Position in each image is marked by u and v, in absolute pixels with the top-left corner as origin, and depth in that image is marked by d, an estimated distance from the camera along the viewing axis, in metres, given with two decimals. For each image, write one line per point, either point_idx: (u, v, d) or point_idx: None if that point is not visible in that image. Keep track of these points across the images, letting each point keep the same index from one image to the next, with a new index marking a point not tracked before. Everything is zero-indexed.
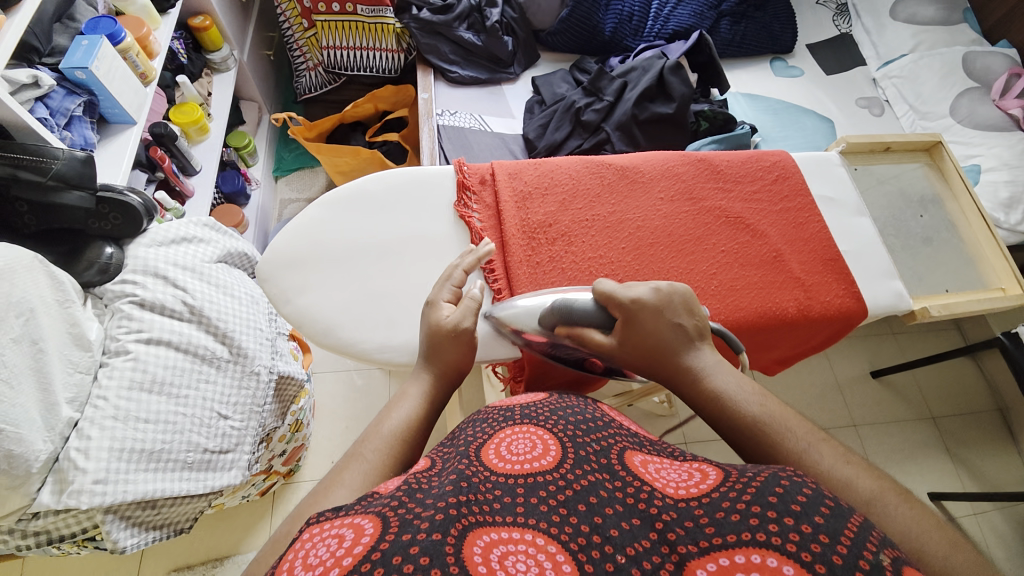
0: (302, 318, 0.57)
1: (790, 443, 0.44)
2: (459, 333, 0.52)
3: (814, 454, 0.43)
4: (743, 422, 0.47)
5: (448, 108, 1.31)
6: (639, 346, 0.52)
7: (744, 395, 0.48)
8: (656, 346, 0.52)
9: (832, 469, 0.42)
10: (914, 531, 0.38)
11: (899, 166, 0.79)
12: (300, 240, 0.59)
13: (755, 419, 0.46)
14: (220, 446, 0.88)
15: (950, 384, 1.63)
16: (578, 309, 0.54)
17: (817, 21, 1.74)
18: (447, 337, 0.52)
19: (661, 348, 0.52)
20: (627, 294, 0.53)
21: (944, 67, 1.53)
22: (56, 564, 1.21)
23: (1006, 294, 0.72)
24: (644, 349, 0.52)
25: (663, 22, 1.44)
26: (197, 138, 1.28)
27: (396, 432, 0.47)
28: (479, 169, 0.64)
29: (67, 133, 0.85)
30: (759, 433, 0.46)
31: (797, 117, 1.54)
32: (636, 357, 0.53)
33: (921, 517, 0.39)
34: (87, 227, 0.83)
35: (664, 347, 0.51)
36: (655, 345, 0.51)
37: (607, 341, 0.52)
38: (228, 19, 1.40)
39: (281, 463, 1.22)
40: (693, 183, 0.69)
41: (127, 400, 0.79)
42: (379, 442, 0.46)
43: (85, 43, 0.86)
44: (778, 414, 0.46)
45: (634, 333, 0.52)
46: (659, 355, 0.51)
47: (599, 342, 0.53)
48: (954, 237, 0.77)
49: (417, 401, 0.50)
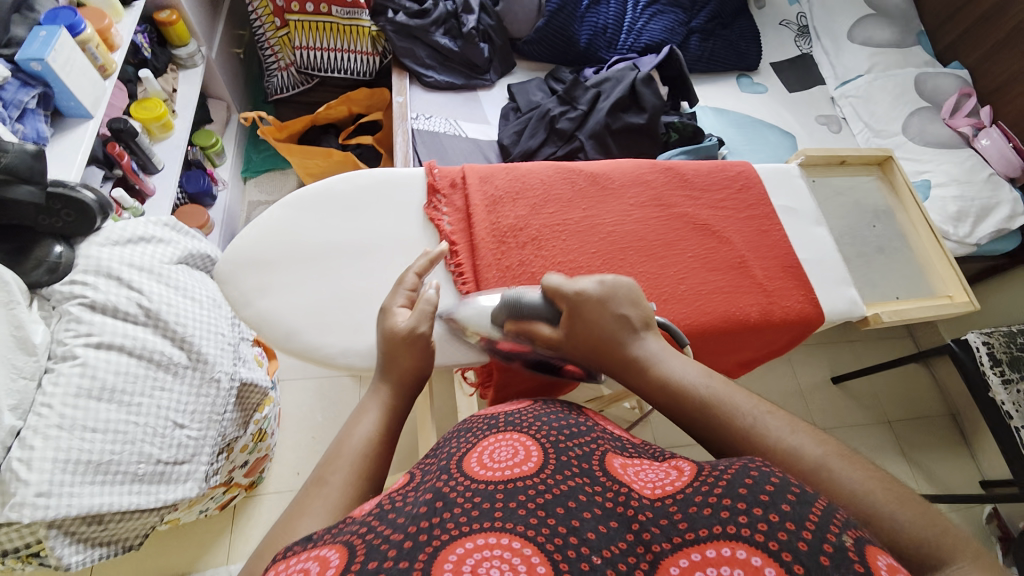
0: (263, 321, 0.55)
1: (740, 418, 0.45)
2: (417, 338, 0.51)
3: (766, 428, 0.44)
4: (692, 405, 0.47)
5: (423, 112, 1.30)
6: (584, 339, 0.52)
7: (692, 378, 0.48)
8: (602, 338, 0.51)
9: (784, 439, 0.43)
10: (864, 488, 0.39)
11: (854, 179, 0.83)
12: (264, 239, 0.57)
13: (705, 402, 0.46)
14: (175, 457, 0.84)
15: (905, 391, 1.71)
16: (524, 305, 0.54)
17: (780, 40, 1.82)
18: (403, 343, 0.51)
19: (607, 338, 0.51)
20: (569, 287, 0.53)
21: (897, 87, 1.62)
22: None
23: (953, 302, 0.76)
24: (589, 342, 0.52)
25: (636, 36, 1.48)
26: (159, 135, 1.24)
27: (360, 449, 0.45)
28: (448, 172, 0.63)
29: (19, 126, 0.80)
30: (708, 413, 0.46)
31: (761, 132, 1.61)
32: (582, 350, 0.53)
33: (866, 475, 0.40)
34: (36, 223, 0.77)
35: (609, 338, 0.51)
36: (599, 336, 0.51)
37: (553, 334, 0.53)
38: (196, 15, 1.36)
39: (243, 474, 1.18)
40: (662, 190, 0.70)
41: (74, 408, 0.74)
42: (343, 462, 0.44)
43: (43, 33, 0.82)
44: (722, 390, 0.47)
45: (577, 327, 0.52)
46: (605, 347, 0.51)
47: (546, 335, 0.54)
48: (904, 247, 0.81)
49: (378, 416, 0.48)
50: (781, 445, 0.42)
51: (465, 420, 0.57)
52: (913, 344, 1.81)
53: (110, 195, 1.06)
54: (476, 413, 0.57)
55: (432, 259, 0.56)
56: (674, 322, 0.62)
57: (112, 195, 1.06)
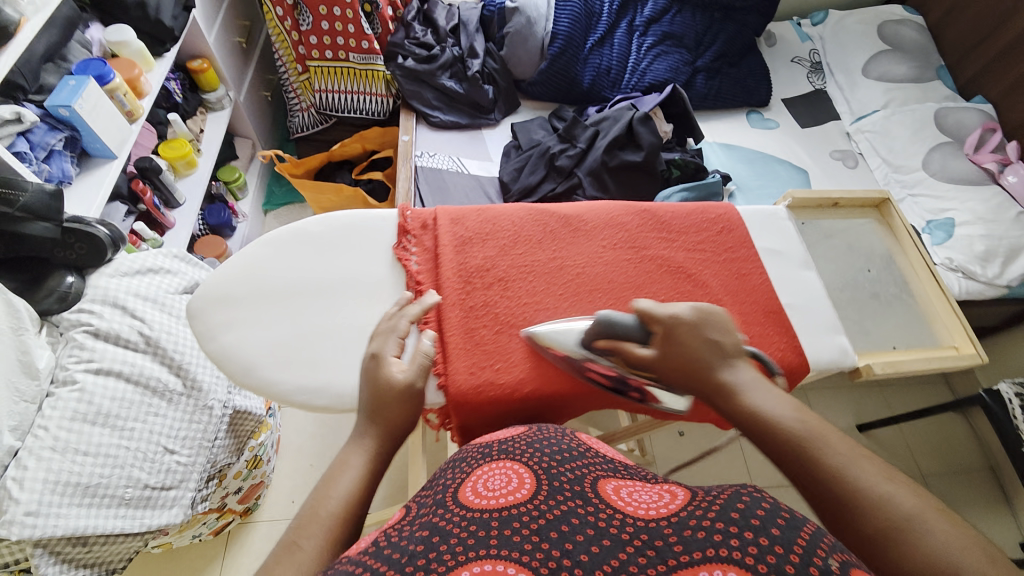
0: (224, 356, 0.55)
1: (831, 457, 0.46)
2: (413, 391, 0.52)
3: (855, 471, 0.45)
4: (783, 441, 0.49)
5: (428, 149, 1.36)
6: (673, 364, 0.54)
7: (782, 413, 0.50)
8: (691, 363, 0.54)
9: (872, 484, 0.43)
10: (954, 543, 0.39)
11: (849, 221, 0.80)
12: (236, 275, 0.58)
13: (797, 436, 0.48)
14: (163, 482, 0.86)
15: (939, 442, 1.58)
16: (620, 324, 0.56)
17: (792, 77, 1.81)
18: (398, 395, 0.51)
19: (700, 363, 0.54)
20: (664, 312, 0.56)
21: (916, 122, 1.56)
22: None
23: (959, 353, 0.70)
24: (678, 366, 0.54)
25: (640, 76, 1.51)
26: (183, 172, 1.33)
27: (338, 511, 0.44)
28: (422, 214, 0.65)
29: (45, 166, 0.89)
30: (797, 448, 0.48)
31: (771, 167, 1.58)
32: (671, 374, 0.54)
33: (961, 533, 0.40)
34: (52, 255, 0.83)
35: (699, 364, 0.54)
36: (690, 361, 0.54)
37: (645, 354, 0.55)
38: (226, 63, 1.47)
39: (237, 501, 1.19)
40: (636, 232, 0.70)
41: (68, 431, 0.78)
42: (319, 526, 0.42)
43: (72, 82, 0.91)
44: (817, 430, 0.48)
45: (667, 350, 0.55)
46: (698, 372, 0.54)
47: (638, 354, 0.55)
48: (905, 292, 0.76)
49: (350, 474, 0.47)
50: (872, 492, 0.43)
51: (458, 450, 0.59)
52: (949, 391, 1.68)
53: (131, 228, 1.14)
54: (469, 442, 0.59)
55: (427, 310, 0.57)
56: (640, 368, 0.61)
57: (133, 228, 1.14)
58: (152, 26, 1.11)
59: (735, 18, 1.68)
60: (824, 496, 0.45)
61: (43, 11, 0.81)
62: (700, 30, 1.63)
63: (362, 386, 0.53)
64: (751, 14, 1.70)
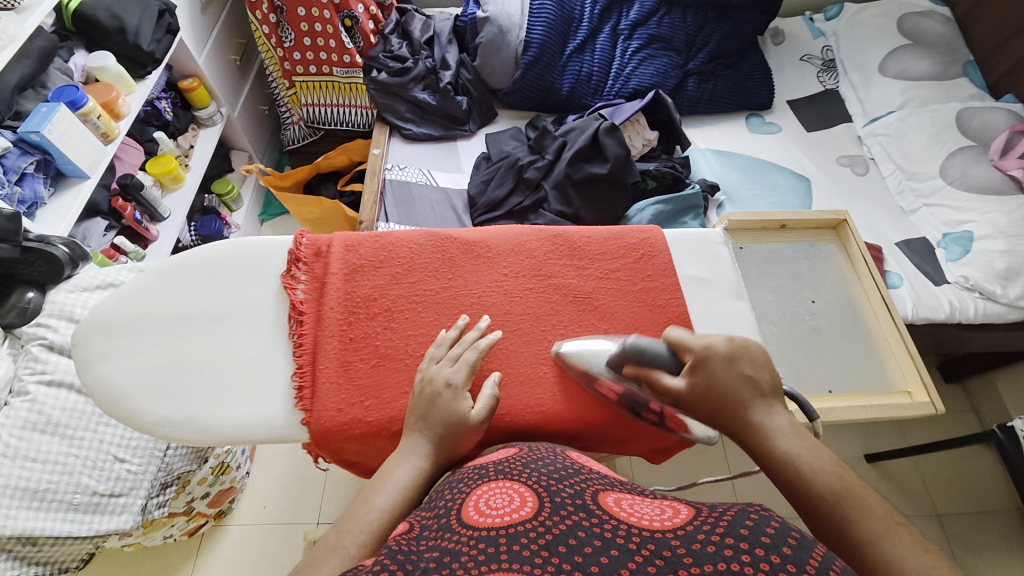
0: (100, 385, 0.56)
1: (867, 523, 0.43)
2: (478, 425, 0.54)
3: (889, 543, 0.41)
4: (818, 496, 0.46)
5: (399, 162, 1.35)
6: (706, 397, 0.52)
7: (813, 466, 0.47)
8: (722, 396, 0.51)
9: (908, 560, 0.40)
10: None
11: (799, 244, 0.73)
12: (121, 305, 0.59)
13: (829, 489, 0.45)
14: (112, 489, 0.87)
15: (959, 478, 1.41)
16: (648, 352, 0.55)
17: (800, 77, 1.67)
18: (458, 429, 0.53)
19: (728, 400, 0.51)
20: (697, 342, 0.54)
21: (935, 126, 1.39)
22: None
23: (912, 400, 0.63)
24: (709, 399, 0.52)
25: (624, 81, 1.44)
26: (170, 187, 1.39)
27: (378, 521, 0.47)
28: (317, 241, 0.64)
29: (17, 188, 0.95)
30: (831, 506, 0.45)
31: (769, 175, 1.46)
32: (702, 409, 0.52)
33: None
34: (18, 272, 0.89)
35: (729, 397, 0.51)
36: (721, 395, 0.52)
37: (675, 384, 0.53)
38: (217, 81, 1.53)
39: (206, 506, 1.19)
40: (544, 258, 0.66)
41: (18, 439, 0.82)
42: (362, 534, 0.46)
43: (44, 109, 0.97)
44: (856, 492, 0.45)
45: (700, 385, 0.52)
46: (728, 407, 0.51)
47: (667, 384, 0.53)
48: (852, 325, 0.69)
49: (397, 490, 0.50)
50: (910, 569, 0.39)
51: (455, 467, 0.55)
52: (977, 421, 1.49)
53: (112, 242, 1.21)
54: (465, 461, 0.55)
55: (483, 353, 0.57)
56: (525, 407, 0.59)
57: (114, 242, 1.21)
58: (132, 51, 1.16)
59: (732, 17, 1.58)
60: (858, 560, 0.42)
61: (9, 46, 0.86)
62: (691, 31, 1.54)
63: (415, 399, 0.55)
64: (751, 11, 1.59)
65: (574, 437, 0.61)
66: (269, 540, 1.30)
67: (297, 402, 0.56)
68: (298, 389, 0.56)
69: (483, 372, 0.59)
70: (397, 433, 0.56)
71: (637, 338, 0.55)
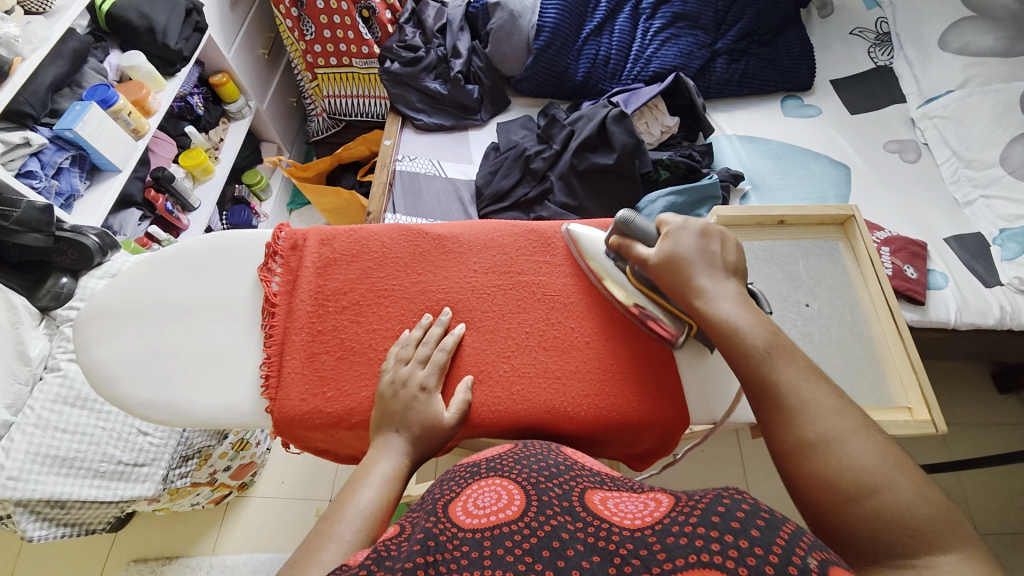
0: (91, 368, 0.61)
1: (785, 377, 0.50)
2: (449, 429, 0.55)
3: (802, 392, 0.49)
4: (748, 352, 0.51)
5: (410, 153, 1.36)
6: (672, 264, 0.56)
7: (751, 327, 0.52)
8: (683, 267, 0.55)
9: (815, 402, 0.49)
10: (883, 466, 0.44)
11: (800, 242, 0.68)
12: (113, 293, 0.63)
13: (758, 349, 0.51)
14: (136, 459, 0.95)
15: (1005, 496, 1.28)
16: (635, 226, 0.59)
17: (847, 53, 1.50)
18: (429, 431, 0.54)
19: (687, 267, 0.55)
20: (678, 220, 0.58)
21: (999, 106, 1.23)
22: (41, 548, 1.35)
23: (911, 418, 0.58)
24: (676, 267, 0.55)
25: (644, 65, 1.36)
26: (201, 178, 1.47)
27: (370, 510, 0.48)
28: (294, 234, 0.65)
29: (55, 182, 1.04)
30: (758, 362, 0.51)
31: (802, 163, 1.33)
32: (665, 276, 0.56)
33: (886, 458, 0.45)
34: (51, 259, 0.98)
35: (693, 269, 0.55)
36: (688, 266, 0.55)
37: (648, 253, 0.57)
38: (245, 74, 1.58)
39: (229, 478, 1.26)
40: (516, 255, 0.65)
41: (51, 411, 0.91)
42: (357, 522, 0.47)
43: (78, 107, 1.05)
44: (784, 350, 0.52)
45: (670, 252, 0.56)
46: (687, 278, 0.55)
47: (642, 254, 0.58)
48: (850, 332, 0.63)
49: (381, 483, 0.50)
50: (816, 408, 0.48)
51: (451, 467, 0.54)
52: None
53: (146, 231, 1.31)
54: (462, 460, 0.54)
55: (452, 346, 0.58)
56: (482, 406, 0.58)
57: (148, 231, 1.31)
58: (161, 49, 1.24)
59: None
60: (772, 402, 0.50)
61: (40, 48, 0.96)
62: (721, 6, 1.43)
63: (388, 401, 0.55)
64: None
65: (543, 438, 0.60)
66: (286, 512, 1.38)
67: (263, 392, 0.58)
68: (264, 378, 0.59)
69: (456, 371, 0.59)
70: (354, 425, 0.57)
71: (629, 212, 0.59)
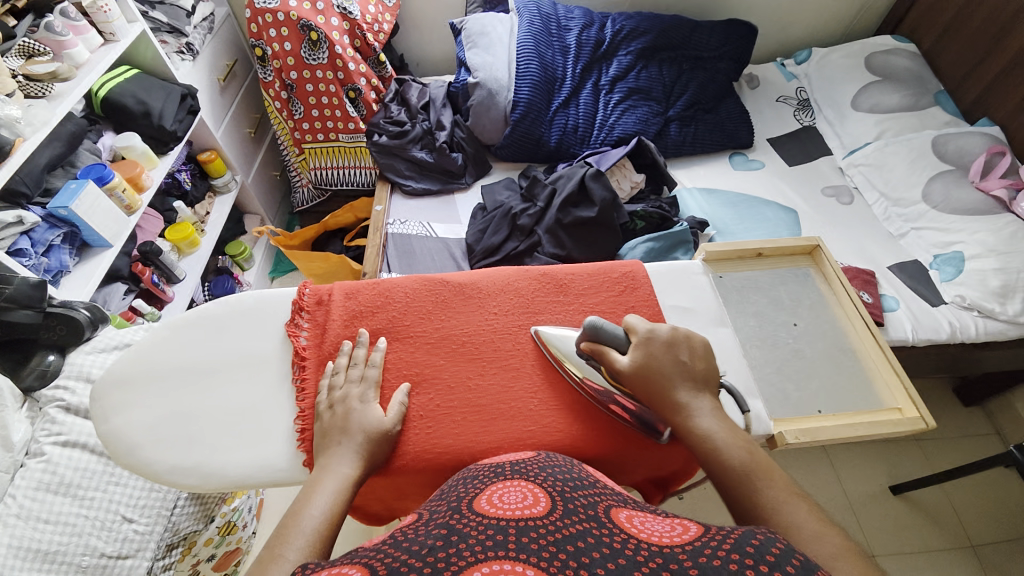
0: (111, 438, 0.59)
1: (768, 494, 0.51)
2: (392, 434, 0.59)
3: (785, 509, 0.50)
4: (730, 469, 0.54)
5: (400, 217, 1.44)
6: (645, 375, 0.58)
7: (728, 443, 0.55)
8: (657, 377, 0.58)
9: (803, 523, 0.48)
10: None
11: (777, 272, 0.77)
12: (134, 360, 0.63)
13: (740, 464, 0.54)
14: (119, 551, 0.87)
15: (991, 505, 1.34)
16: (605, 332, 0.61)
17: (778, 116, 1.74)
18: (376, 439, 0.57)
19: (663, 380, 0.58)
20: (644, 326, 0.61)
21: (912, 152, 1.45)
22: None
23: (902, 417, 0.65)
24: (649, 378, 0.58)
25: (608, 131, 1.54)
26: (187, 251, 1.48)
27: (317, 526, 0.49)
28: (319, 290, 0.68)
29: (45, 259, 1.02)
30: (742, 478, 0.53)
31: (756, 209, 1.49)
32: (642, 387, 0.58)
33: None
34: (38, 337, 0.95)
35: (664, 379, 0.58)
36: (659, 375, 0.58)
37: (623, 362, 0.59)
38: (232, 151, 1.64)
39: (211, 569, 1.14)
40: (532, 297, 0.70)
41: (33, 500, 0.83)
42: (302, 540, 0.48)
43: (74, 186, 1.06)
44: (763, 466, 0.54)
45: (642, 361, 0.59)
46: (659, 390, 0.58)
47: (616, 362, 0.60)
48: (835, 346, 0.71)
49: (330, 497, 0.52)
50: (800, 530, 0.48)
51: (469, 466, 0.58)
52: (1002, 443, 1.45)
53: (131, 305, 1.28)
54: (479, 461, 0.58)
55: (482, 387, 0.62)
56: (517, 441, 0.61)
57: (132, 304, 1.28)
58: (156, 130, 1.29)
59: (705, 67, 1.69)
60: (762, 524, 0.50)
61: (41, 130, 0.97)
62: (669, 82, 1.65)
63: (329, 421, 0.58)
64: (722, 61, 1.70)
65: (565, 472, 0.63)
66: None
67: (300, 445, 0.58)
68: (300, 432, 0.59)
69: (388, 382, 0.63)
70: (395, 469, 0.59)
71: (597, 318, 0.62)
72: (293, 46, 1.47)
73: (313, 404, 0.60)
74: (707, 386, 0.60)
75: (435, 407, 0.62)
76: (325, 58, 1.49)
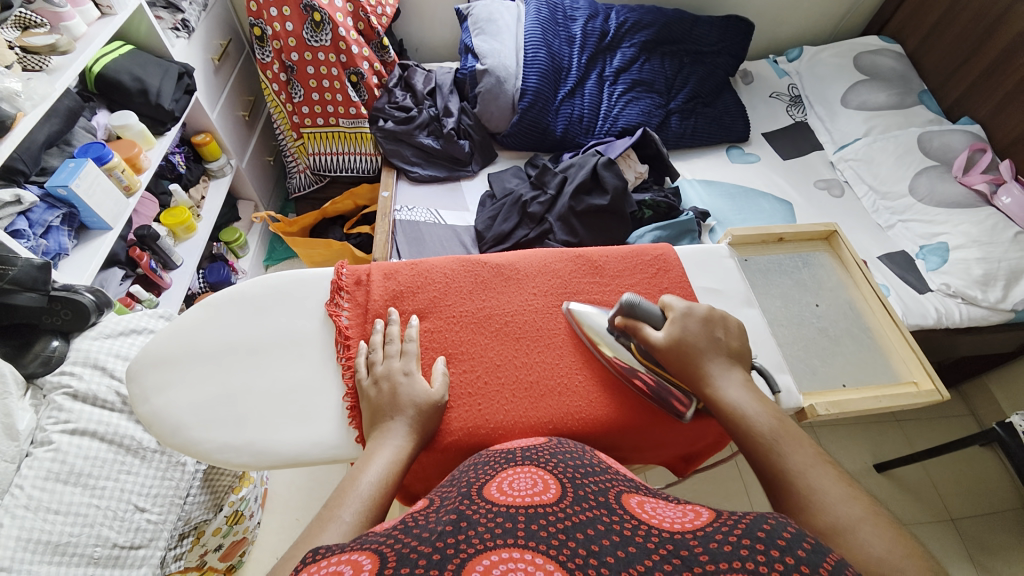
0: (154, 417, 0.62)
1: (794, 459, 0.54)
2: (440, 408, 0.61)
3: (812, 474, 0.52)
4: (757, 435, 0.57)
5: (407, 204, 1.43)
6: (679, 349, 0.62)
7: (757, 412, 0.58)
8: (691, 352, 0.62)
9: (828, 487, 0.51)
10: (895, 552, 0.44)
11: (799, 255, 0.85)
12: (172, 340, 0.65)
13: (768, 431, 0.56)
14: (132, 541, 0.85)
15: (968, 482, 1.44)
16: (641, 310, 0.64)
17: (771, 112, 1.79)
18: (429, 410, 0.59)
19: (696, 355, 0.62)
20: (681, 305, 0.65)
21: (899, 148, 1.52)
22: None
23: (919, 389, 0.74)
24: (682, 351, 0.62)
25: (613, 122, 1.56)
26: (183, 236, 1.44)
27: (372, 492, 0.51)
28: (357, 271, 0.70)
29: (43, 241, 0.98)
30: (769, 445, 0.56)
31: (753, 201, 1.53)
32: (675, 362, 0.62)
33: (898, 543, 0.45)
34: (41, 321, 0.92)
35: (697, 351, 0.62)
36: (693, 350, 0.62)
37: (657, 336, 0.62)
38: (227, 134, 1.58)
39: (218, 560, 1.10)
40: (569, 277, 0.73)
41: (42, 490, 0.80)
42: (356, 504, 0.49)
43: (72, 164, 1.01)
44: (789, 434, 0.56)
45: (677, 336, 0.62)
46: (692, 361, 0.61)
47: (650, 336, 0.63)
48: (856, 325, 0.80)
49: (384, 466, 0.53)
50: (826, 494, 0.50)
51: (480, 453, 0.58)
52: (976, 423, 1.55)
53: (128, 291, 1.24)
54: (491, 447, 0.58)
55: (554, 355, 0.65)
56: (566, 415, 0.64)
57: (129, 290, 1.24)
58: (153, 109, 1.24)
59: (705, 61, 1.73)
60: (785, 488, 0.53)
61: (41, 104, 0.92)
62: (670, 74, 1.68)
63: (375, 398, 0.59)
64: (721, 56, 1.74)
65: (611, 444, 0.65)
66: None
67: (349, 422, 0.61)
68: (350, 409, 0.62)
69: (428, 356, 0.65)
70: (447, 444, 0.61)
71: (633, 296, 0.65)
72: (295, 27, 1.42)
73: (357, 379, 0.62)
74: (738, 361, 0.63)
75: (483, 384, 0.65)
76: (327, 40, 1.44)
